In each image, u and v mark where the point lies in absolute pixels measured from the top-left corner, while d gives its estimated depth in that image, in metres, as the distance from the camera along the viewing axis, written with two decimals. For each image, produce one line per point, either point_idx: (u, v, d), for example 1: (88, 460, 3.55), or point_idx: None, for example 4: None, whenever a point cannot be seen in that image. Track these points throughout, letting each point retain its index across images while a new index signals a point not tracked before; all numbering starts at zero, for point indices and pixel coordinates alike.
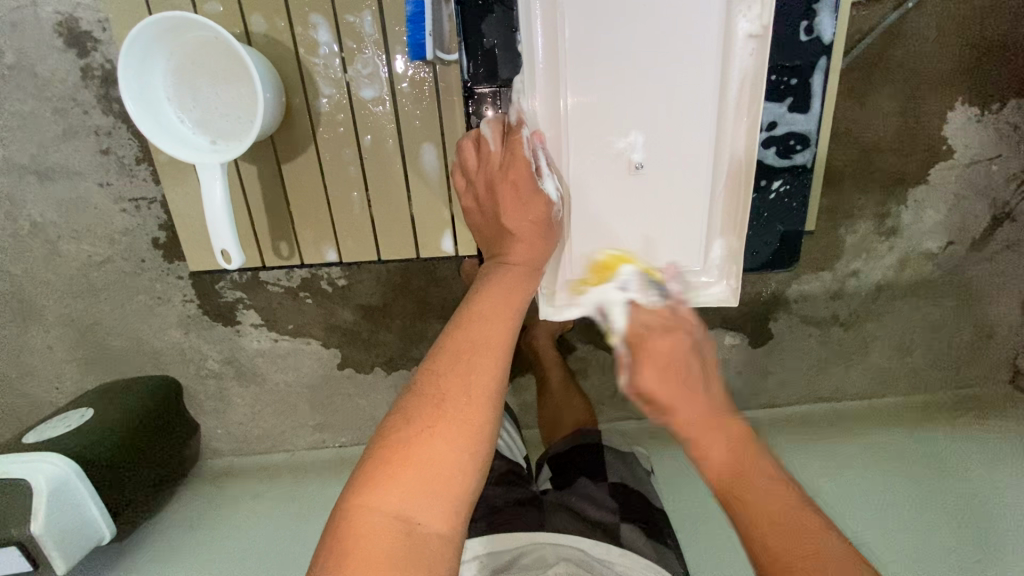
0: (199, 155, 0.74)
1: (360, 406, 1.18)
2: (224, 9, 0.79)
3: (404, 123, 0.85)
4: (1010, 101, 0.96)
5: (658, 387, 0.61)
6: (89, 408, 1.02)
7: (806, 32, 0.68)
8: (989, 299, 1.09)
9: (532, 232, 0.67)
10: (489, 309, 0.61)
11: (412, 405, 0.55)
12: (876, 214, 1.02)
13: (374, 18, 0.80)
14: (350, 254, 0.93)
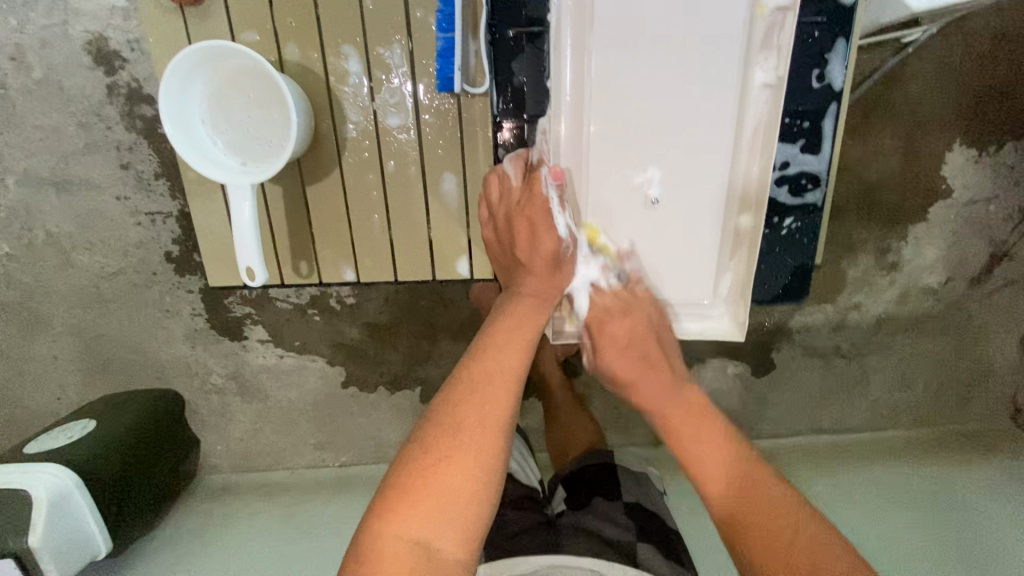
0: (230, 175, 0.75)
1: (363, 426, 1.18)
2: (260, 38, 0.82)
3: (426, 151, 0.87)
4: (1007, 143, 0.99)
5: (618, 364, 0.73)
6: (92, 420, 1.01)
7: (818, 79, 0.70)
8: (989, 335, 1.10)
9: (544, 266, 0.71)
10: (503, 340, 0.63)
11: (429, 433, 0.56)
12: (878, 250, 1.04)
13: (403, 51, 0.83)
14: (367, 274, 0.94)
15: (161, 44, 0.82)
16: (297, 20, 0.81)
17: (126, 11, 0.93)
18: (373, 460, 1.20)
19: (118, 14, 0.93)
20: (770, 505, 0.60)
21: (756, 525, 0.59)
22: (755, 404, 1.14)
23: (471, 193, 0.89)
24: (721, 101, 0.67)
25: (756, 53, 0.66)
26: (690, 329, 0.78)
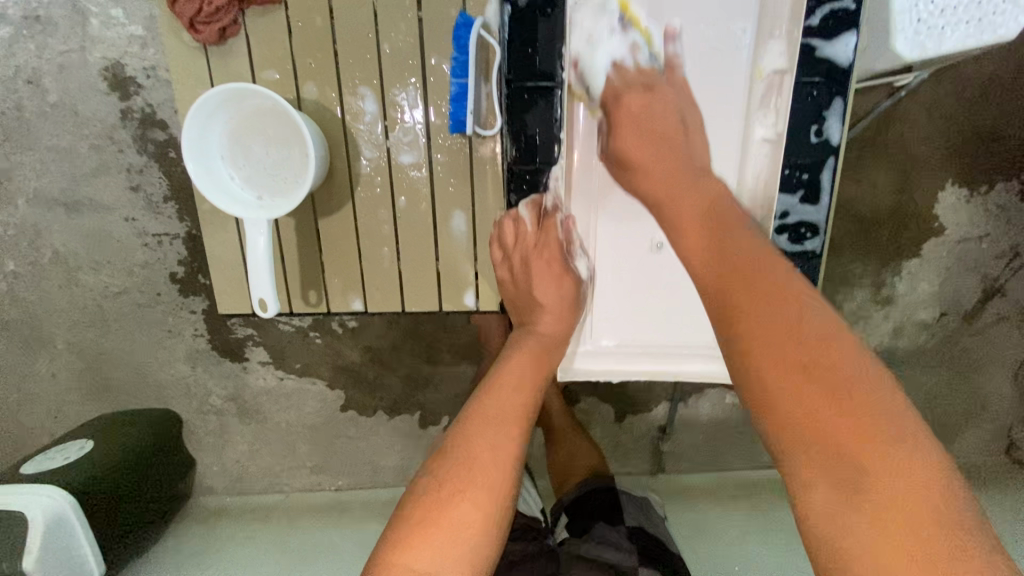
0: (247, 209, 0.76)
1: (361, 450, 1.18)
2: (280, 77, 0.84)
3: (438, 188, 0.89)
4: (997, 184, 1.02)
5: (630, 143, 0.64)
6: (89, 441, 1.01)
7: (816, 133, 0.65)
8: (982, 369, 1.12)
9: (559, 306, 0.72)
10: (517, 377, 0.65)
11: (443, 466, 0.57)
12: (872, 284, 1.06)
13: (418, 93, 0.85)
14: (376, 305, 0.95)
15: (180, 77, 0.84)
16: (317, 62, 0.83)
17: (144, 40, 0.95)
18: (369, 484, 1.20)
19: (135, 43, 0.95)
20: (784, 299, 0.51)
21: (760, 320, 0.50)
22: (750, 433, 1.15)
23: (480, 229, 0.91)
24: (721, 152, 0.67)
25: (754, 114, 0.66)
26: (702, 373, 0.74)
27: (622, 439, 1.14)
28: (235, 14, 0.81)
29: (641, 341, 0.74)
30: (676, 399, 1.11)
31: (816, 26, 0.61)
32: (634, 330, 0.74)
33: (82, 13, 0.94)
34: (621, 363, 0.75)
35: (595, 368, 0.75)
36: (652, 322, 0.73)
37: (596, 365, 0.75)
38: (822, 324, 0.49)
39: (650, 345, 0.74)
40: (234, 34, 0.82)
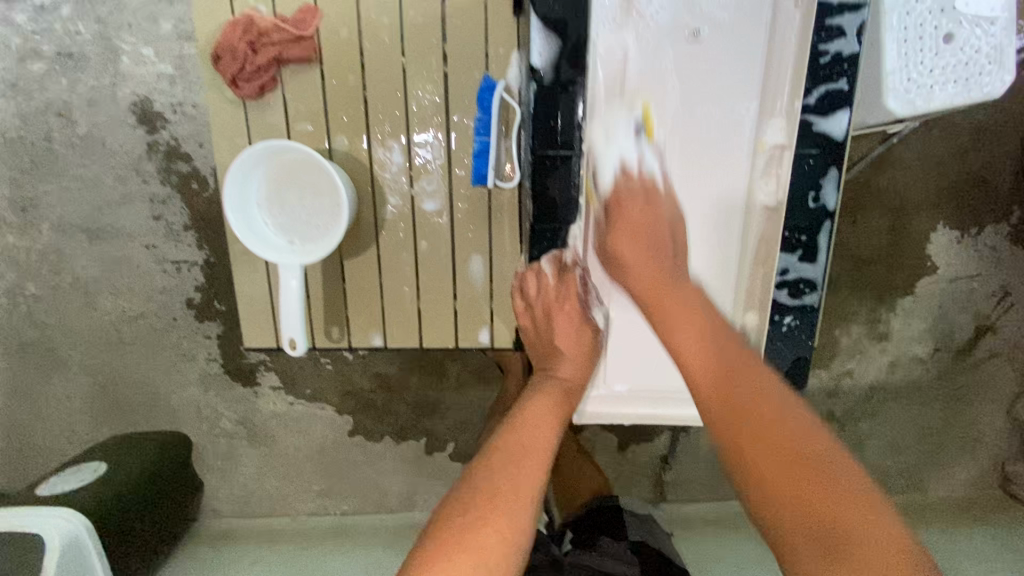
0: (282, 253, 0.77)
1: (367, 475, 1.20)
2: (314, 130, 0.84)
3: (456, 235, 0.88)
4: (987, 226, 1.06)
5: (623, 245, 0.66)
6: (102, 463, 1.02)
7: (813, 200, 0.67)
8: (976, 405, 1.15)
9: (579, 352, 0.74)
10: (539, 416, 0.67)
11: (466, 494, 0.59)
12: (868, 320, 1.10)
13: (441, 146, 0.85)
14: (395, 341, 0.92)
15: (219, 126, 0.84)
16: (350, 116, 0.84)
17: (173, 77, 0.99)
18: (374, 508, 1.22)
19: (165, 80, 0.99)
20: (786, 424, 0.51)
21: (760, 447, 0.50)
22: None
23: (498, 275, 0.89)
24: (723, 226, 0.71)
25: (756, 179, 0.68)
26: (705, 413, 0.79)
27: (624, 467, 1.16)
28: (273, 72, 0.82)
29: (652, 385, 0.77)
30: (678, 429, 1.14)
31: (812, 103, 0.64)
32: (645, 375, 0.77)
33: (113, 51, 0.98)
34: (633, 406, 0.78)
35: (606, 412, 0.78)
36: (661, 368, 0.77)
37: (607, 409, 0.78)
38: (816, 448, 0.49)
39: (658, 389, 0.77)
40: (272, 90, 0.82)
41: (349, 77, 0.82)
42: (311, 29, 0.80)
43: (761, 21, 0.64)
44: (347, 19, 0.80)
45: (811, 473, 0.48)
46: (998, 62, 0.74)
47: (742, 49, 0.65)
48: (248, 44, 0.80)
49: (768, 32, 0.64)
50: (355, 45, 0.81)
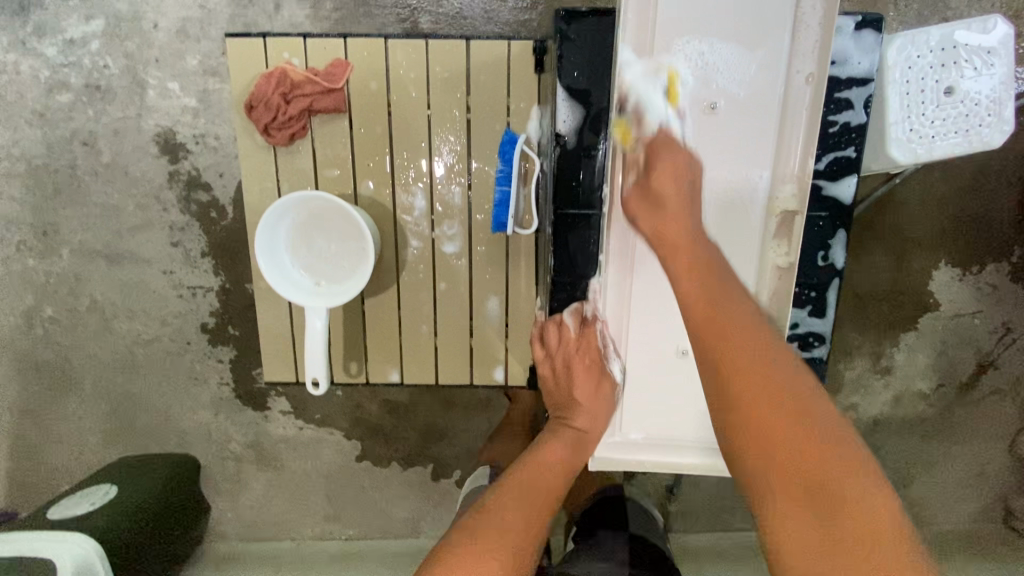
0: (307, 296, 0.77)
1: (374, 500, 1.21)
2: (340, 173, 0.86)
3: (474, 275, 0.90)
4: (988, 265, 1.08)
5: (662, 186, 0.60)
6: (114, 485, 1.03)
7: (822, 258, 0.72)
8: (978, 439, 1.15)
9: (597, 406, 0.70)
10: (551, 461, 0.68)
11: (474, 524, 0.60)
12: (872, 353, 1.12)
13: (463, 192, 0.87)
14: (411, 377, 0.94)
15: (245, 165, 0.86)
16: (376, 163, 0.86)
17: (196, 110, 1.02)
18: (380, 534, 1.22)
19: (189, 113, 1.02)
20: (787, 394, 0.51)
21: (763, 416, 0.51)
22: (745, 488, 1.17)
23: (513, 316, 0.91)
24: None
25: (769, 241, 0.66)
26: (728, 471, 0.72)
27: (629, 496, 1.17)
28: (304, 121, 0.84)
29: (671, 434, 0.71)
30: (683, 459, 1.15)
31: (821, 169, 0.70)
32: (664, 422, 0.71)
33: (140, 84, 1.01)
34: (659, 453, 0.71)
35: (620, 458, 0.72)
36: (683, 416, 0.70)
37: (620, 455, 0.72)
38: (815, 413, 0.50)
39: (677, 440, 0.71)
40: (302, 137, 0.85)
41: (372, 119, 0.85)
42: (341, 82, 0.82)
43: (774, 93, 0.63)
44: (376, 73, 0.83)
45: (819, 459, 0.49)
46: (998, 115, 0.77)
47: (755, 118, 0.64)
48: (281, 95, 0.83)
49: (781, 105, 0.63)
50: (382, 96, 0.84)
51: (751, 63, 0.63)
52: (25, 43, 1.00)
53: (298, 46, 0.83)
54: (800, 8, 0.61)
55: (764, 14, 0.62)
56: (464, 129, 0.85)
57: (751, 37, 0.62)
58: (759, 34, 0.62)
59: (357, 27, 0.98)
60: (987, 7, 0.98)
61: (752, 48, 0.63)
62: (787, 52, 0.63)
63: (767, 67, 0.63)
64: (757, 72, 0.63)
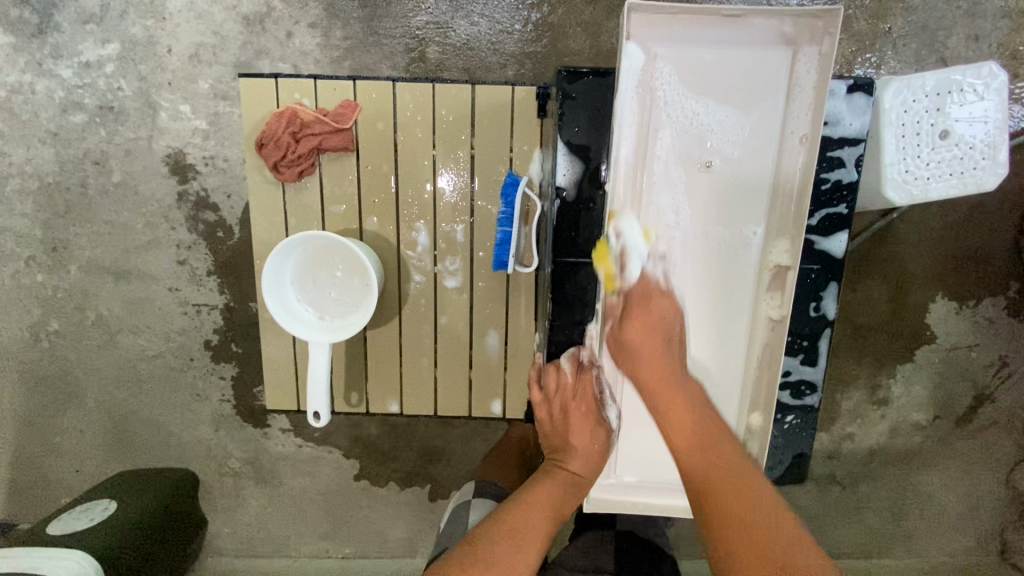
0: (314, 332, 0.78)
1: (369, 519, 1.21)
2: (345, 208, 0.88)
3: (475, 309, 0.91)
4: (985, 299, 1.08)
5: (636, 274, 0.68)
6: (112, 502, 1.04)
7: (815, 309, 0.74)
8: (975, 472, 1.15)
9: (593, 452, 0.71)
10: (544, 499, 0.68)
11: (462, 558, 0.60)
12: (868, 385, 1.12)
13: (466, 228, 0.89)
14: (411, 408, 0.94)
15: (251, 193, 0.88)
16: (381, 197, 0.88)
17: (206, 133, 1.04)
18: (375, 553, 1.23)
19: (199, 135, 1.04)
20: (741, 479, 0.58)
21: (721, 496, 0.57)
22: None
23: (512, 350, 0.92)
24: (727, 345, 0.69)
25: (762, 293, 0.68)
26: None
27: None
28: (313, 158, 0.86)
29: (663, 476, 0.74)
30: None
31: (814, 224, 0.71)
32: (655, 466, 0.74)
33: (153, 106, 1.04)
34: (651, 495, 0.74)
35: (612, 501, 0.74)
36: (673, 458, 0.73)
37: (614, 497, 0.74)
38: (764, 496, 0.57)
39: (669, 483, 0.74)
40: (310, 174, 0.87)
41: (378, 151, 0.86)
42: (349, 122, 0.84)
43: (768, 153, 0.65)
44: (383, 114, 0.85)
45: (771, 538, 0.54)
46: (993, 158, 0.79)
47: (749, 180, 0.66)
48: (291, 133, 0.85)
49: (775, 165, 0.65)
50: (389, 137, 0.86)
51: (746, 126, 0.65)
52: (42, 64, 1.02)
53: (309, 86, 0.85)
54: (795, 72, 0.63)
55: (759, 78, 0.64)
56: (467, 163, 0.87)
57: (746, 100, 0.64)
58: (754, 98, 0.64)
59: (366, 56, 1.01)
60: (983, 49, 1.00)
61: (746, 111, 0.64)
62: (782, 114, 0.64)
63: (762, 128, 0.65)
64: (752, 134, 0.65)
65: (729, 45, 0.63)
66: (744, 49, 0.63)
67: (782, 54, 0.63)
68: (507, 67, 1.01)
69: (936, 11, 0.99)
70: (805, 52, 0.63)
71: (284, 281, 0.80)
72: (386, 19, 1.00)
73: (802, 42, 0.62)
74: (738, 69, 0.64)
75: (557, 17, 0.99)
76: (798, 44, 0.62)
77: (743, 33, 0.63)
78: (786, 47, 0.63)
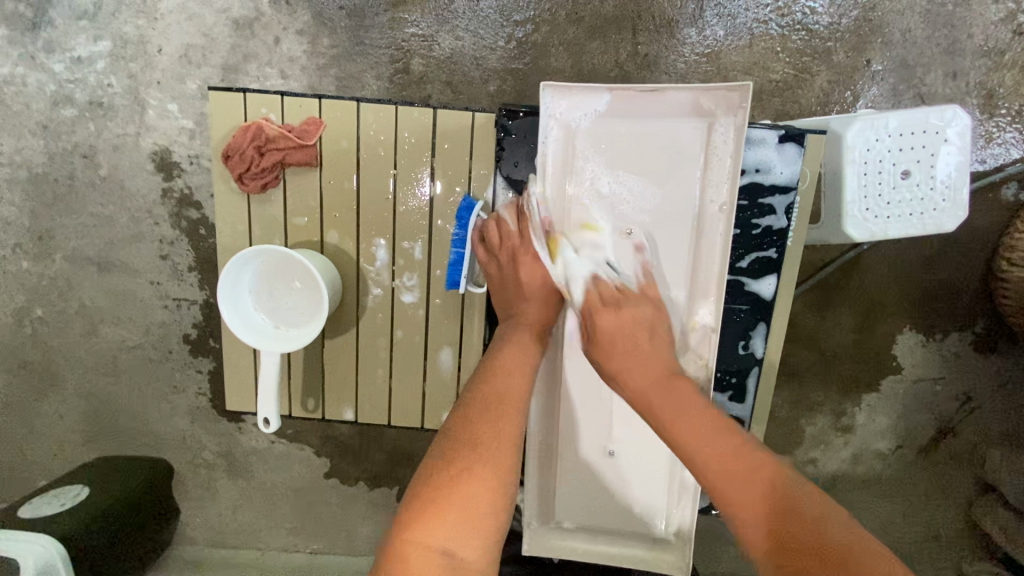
0: (264, 341, 0.80)
1: (337, 516, 1.23)
2: (309, 221, 0.90)
3: (434, 325, 0.93)
4: (951, 333, 1.09)
5: (605, 331, 0.68)
6: (84, 488, 1.05)
7: (744, 347, 0.80)
8: (939, 504, 1.14)
9: (546, 297, 0.72)
10: (512, 362, 0.67)
11: (450, 447, 0.59)
12: (833, 411, 1.13)
13: (424, 246, 0.90)
14: (365, 416, 0.96)
15: (223, 198, 0.90)
16: (343, 212, 0.90)
17: (193, 132, 1.07)
18: (343, 549, 1.24)
19: (185, 134, 1.07)
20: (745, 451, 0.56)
21: (727, 470, 0.55)
22: (712, 543, 1.13)
23: (467, 367, 0.94)
24: None
25: (689, 353, 0.74)
26: (644, 555, 0.78)
27: None
28: (277, 171, 0.88)
29: (599, 523, 0.77)
30: None
31: (745, 267, 0.78)
32: (591, 515, 0.77)
33: (141, 104, 1.06)
34: (589, 541, 0.78)
35: (557, 547, 0.78)
36: (608, 508, 0.77)
37: (557, 544, 0.78)
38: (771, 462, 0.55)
39: (605, 528, 0.78)
40: (275, 187, 0.89)
41: (348, 163, 0.88)
42: (313, 139, 0.86)
43: (689, 214, 0.72)
44: (349, 132, 0.87)
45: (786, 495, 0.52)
46: (953, 199, 0.79)
47: (669, 245, 0.73)
48: (255, 147, 0.86)
49: (695, 226, 0.72)
50: (352, 155, 0.88)
51: (663, 190, 0.72)
52: (35, 58, 1.04)
53: (276, 102, 0.87)
54: (711, 142, 0.70)
55: (677, 150, 0.70)
56: (430, 180, 0.89)
57: (664, 174, 0.71)
58: (670, 170, 0.71)
59: (351, 65, 1.03)
60: (960, 87, 1.01)
61: (661, 182, 0.71)
62: (700, 182, 0.71)
63: (682, 200, 0.72)
64: (669, 198, 0.72)
65: (649, 119, 0.70)
66: (661, 122, 0.70)
67: (698, 125, 0.70)
68: (489, 82, 1.02)
69: (915, 47, 1.00)
70: (721, 123, 0.69)
71: (243, 289, 0.82)
72: (372, 29, 1.02)
73: (718, 114, 0.69)
74: (656, 143, 0.71)
75: (540, 35, 1.01)
76: (714, 117, 0.69)
77: (659, 107, 0.69)
78: (703, 118, 0.69)
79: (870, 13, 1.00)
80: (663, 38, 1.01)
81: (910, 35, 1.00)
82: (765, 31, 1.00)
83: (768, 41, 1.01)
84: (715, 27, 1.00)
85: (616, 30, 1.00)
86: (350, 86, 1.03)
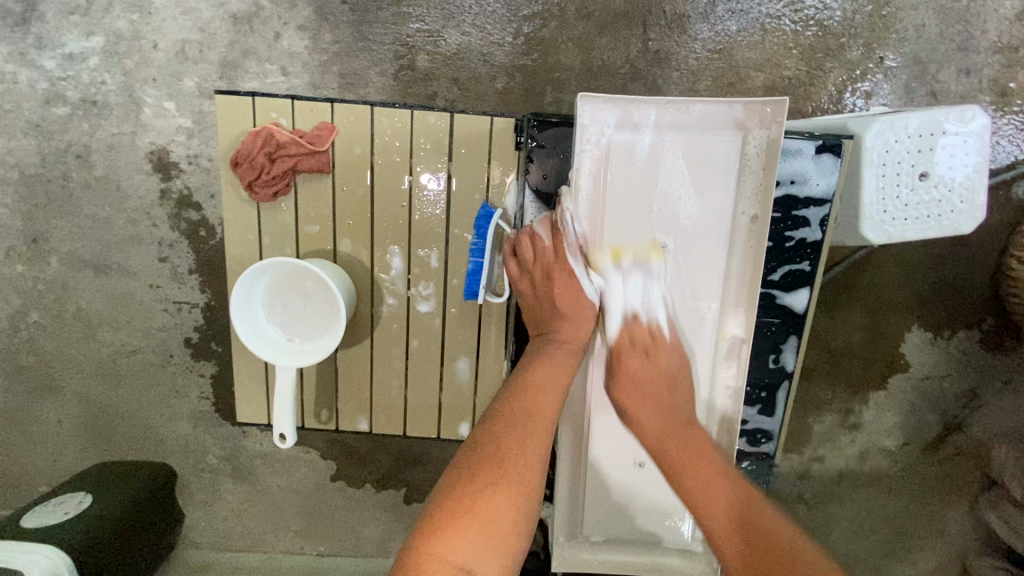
0: (277, 355, 0.78)
1: (344, 518, 1.22)
2: (320, 227, 0.88)
3: (448, 333, 0.91)
4: (960, 330, 1.09)
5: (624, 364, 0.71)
6: (88, 494, 1.02)
7: (774, 360, 0.80)
8: (944, 499, 1.15)
9: (580, 316, 0.72)
10: (541, 377, 0.66)
11: (474, 462, 0.59)
12: (841, 409, 1.13)
13: (439, 254, 0.89)
14: (380, 426, 0.95)
15: (228, 202, 0.87)
16: (356, 220, 0.88)
17: (191, 131, 1.04)
18: (349, 551, 1.23)
19: (183, 133, 1.04)
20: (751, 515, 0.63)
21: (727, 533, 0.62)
22: None
23: (482, 375, 0.93)
24: None
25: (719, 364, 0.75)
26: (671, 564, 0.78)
27: None
28: (288, 179, 0.86)
29: (627, 535, 0.77)
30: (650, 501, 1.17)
31: (777, 279, 0.78)
32: (619, 527, 0.77)
33: (137, 102, 1.02)
34: (616, 552, 0.78)
35: (585, 560, 0.79)
36: (636, 519, 0.77)
37: (584, 556, 0.78)
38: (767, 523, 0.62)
39: (633, 539, 0.78)
40: (286, 195, 0.87)
41: (357, 166, 0.86)
42: (325, 144, 0.84)
43: (721, 226, 0.71)
44: (360, 136, 0.85)
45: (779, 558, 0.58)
46: (971, 202, 0.79)
47: (701, 257, 0.72)
48: (266, 154, 0.84)
49: (727, 241, 0.71)
50: (364, 160, 0.86)
51: (698, 202, 0.70)
52: (25, 54, 1.01)
53: (287, 107, 0.85)
54: (745, 154, 0.69)
55: (713, 161, 0.70)
56: (445, 185, 0.87)
57: (699, 186, 0.70)
58: (706, 181, 0.70)
59: (355, 61, 1.00)
60: (973, 83, 1.00)
61: (697, 194, 0.70)
62: (733, 195, 0.70)
63: (716, 213, 0.71)
64: (704, 210, 0.71)
65: (686, 130, 0.69)
66: (697, 133, 0.69)
67: (733, 136, 0.69)
68: (496, 79, 1.00)
69: (928, 43, 0.99)
70: (754, 134, 0.69)
71: (254, 301, 0.80)
72: (376, 23, 0.99)
73: (751, 126, 0.68)
74: (693, 156, 0.70)
75: (549, 30, 0.99)
76: (748, 129, 0.69)
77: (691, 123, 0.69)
78: (736, 130, 0.69)
79: (884, 8, 0.98)
80: (674, 35, 0.99)
81: (925, 31, 0.99)
82: (778, 27, 0.99)
83: (780, 36, 0.99)
84: (728, 22, 0.98)
85: (626, 26, 0.98)
86: (354, 83, 1.00)
